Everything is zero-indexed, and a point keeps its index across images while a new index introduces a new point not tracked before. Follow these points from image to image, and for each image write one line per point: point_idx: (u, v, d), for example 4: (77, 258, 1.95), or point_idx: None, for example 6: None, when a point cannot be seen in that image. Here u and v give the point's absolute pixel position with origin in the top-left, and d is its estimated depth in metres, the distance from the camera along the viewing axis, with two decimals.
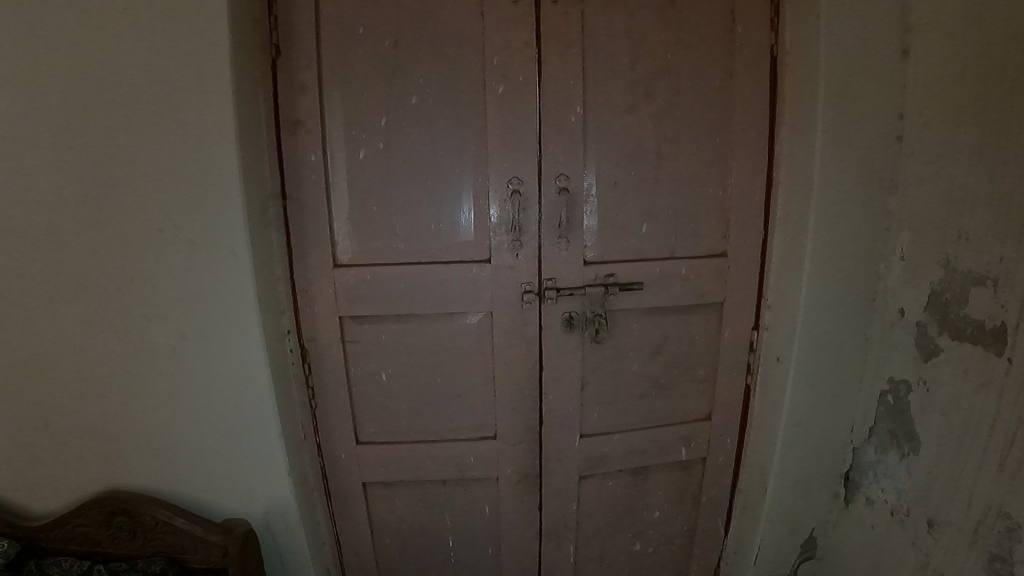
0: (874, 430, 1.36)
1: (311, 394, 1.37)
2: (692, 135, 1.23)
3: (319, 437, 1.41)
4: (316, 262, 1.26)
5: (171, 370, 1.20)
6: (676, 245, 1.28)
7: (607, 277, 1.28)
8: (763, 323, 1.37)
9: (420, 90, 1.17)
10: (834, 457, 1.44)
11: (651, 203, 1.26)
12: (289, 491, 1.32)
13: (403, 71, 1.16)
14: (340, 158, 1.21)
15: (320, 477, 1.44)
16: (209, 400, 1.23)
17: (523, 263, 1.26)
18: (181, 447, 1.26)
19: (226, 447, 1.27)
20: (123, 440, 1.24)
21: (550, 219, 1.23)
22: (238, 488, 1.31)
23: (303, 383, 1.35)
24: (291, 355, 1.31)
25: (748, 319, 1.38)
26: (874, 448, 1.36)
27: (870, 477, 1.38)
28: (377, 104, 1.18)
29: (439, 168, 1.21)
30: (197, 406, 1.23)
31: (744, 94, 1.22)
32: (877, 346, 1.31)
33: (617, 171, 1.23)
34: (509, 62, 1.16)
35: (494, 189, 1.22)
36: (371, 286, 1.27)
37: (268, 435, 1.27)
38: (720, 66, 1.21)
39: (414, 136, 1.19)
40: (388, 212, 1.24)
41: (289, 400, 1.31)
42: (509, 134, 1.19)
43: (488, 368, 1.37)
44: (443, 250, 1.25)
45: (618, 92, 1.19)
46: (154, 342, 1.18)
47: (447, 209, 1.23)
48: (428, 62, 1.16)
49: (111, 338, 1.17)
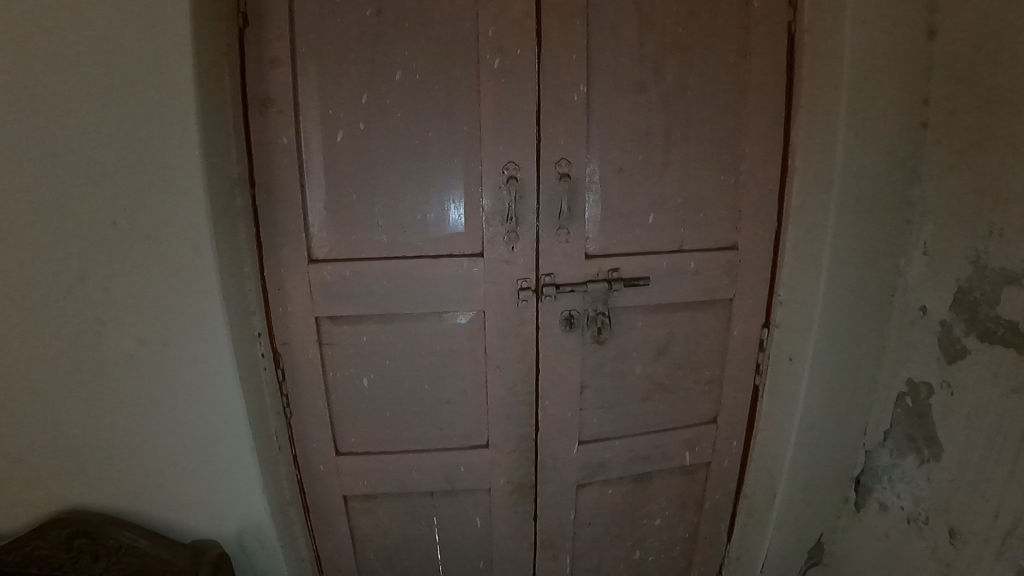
0: (890, 433, 1.28)
1: (285, 402, 1.26)
2: (704, 118, 1.13)
3: (295, 447, 1.30)
4: (289, 257, 1.14)
5: (130, 380, 1.08)
6: (684, 237, 1.18)
7: (610, 272, 1.16)
8: (774, 321, 1.28)
9: (405, 67, 1.05)
10: (846, 461, 1.36)
11: (657, 192, 1.15)
12: (264, 508, 1.21)
13: (386, 46, 1.04)
14: (314, 143, 1.09)
15: (298, 490, 1.33)
16: (173, 413, 1.11)
17: (519, 258, 1.14)
18: (144, 465, 1.14)
19: (193, 463, 1.15)
20: (77, 459, 1.11)
21: (549, 209, 1.12)
22: (208, 508, 1.19)
23: (277, 391, 1.24)
24: (263, 360, 1.20)
25: (758, 316, 1.29)
26: (889, 451, 1.29)
27: (884, 481, 1.31)
28: (356, 83, 1.05)
29: (426, 153, 1.09)
30: (160, 420, 1.11)
31: (759, 74, 1.12)
32: (894, 345, 1.24)
33: (621, 156, 1.12)
34: (504, 35, 1.04)
35: (485, 176, 1.09)
36: (351, 284, 1.15)
37: (239, 449, 1.16)
38: (733, 43, 1.11)
39: (397, 118, 1.07)
40: (368, 203, 1.11)
41: (261, 408, 1.19)
42: (503, 115, 1.07)
43: (480, 373, 1.25)
44: (430, 244, 1.13)
45: (625, 69, 1.08)
46: (111, 350, 1.06)
47: (434, 198, 1.11)
48: (413, 35, 1.04)
49: (61, 347, 1.04)
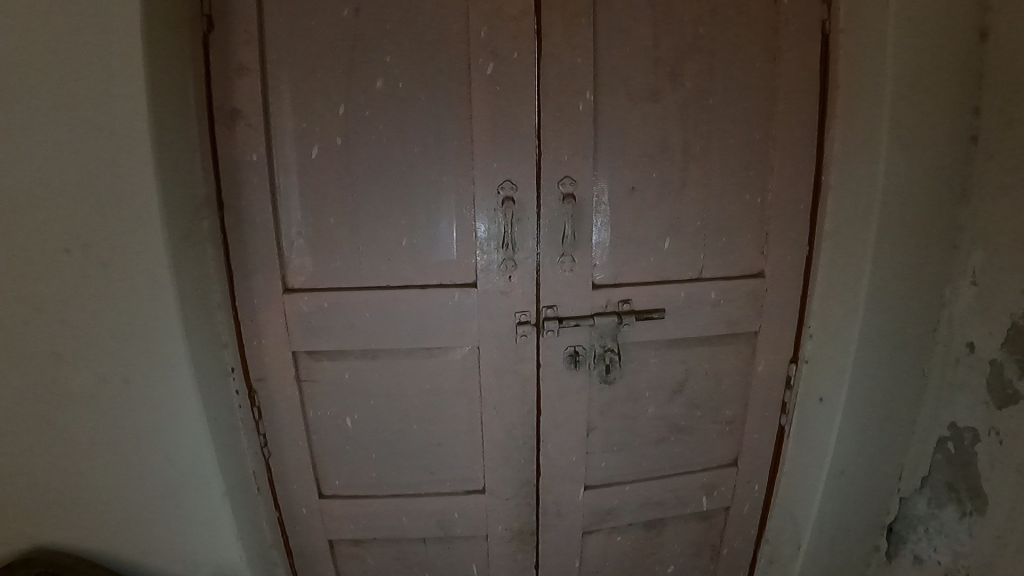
0: (929, 481, 1.14)
1: (263, 441, 1.14)
2: (729, 130, 0.99)
3: (275, 489, 1.18)
4: (261, 287, 1.02)
5: (88, 421, 0.96)
6: (705, 265, 1.04)
7: (620, 303, 1.01)
8: (802, 356, 1.17)
9: (386, 75, 0.92)
10: (878, 508, 1.21)
11: (674, 214, 1.00)
12: (241, 557, 1.08)
13: (364, 51, 0.91)
14: (288, 161, 0.97)
15: (279, 533, 1.20)
16: (137, 456, 0.99)
17: (518, 288, 0.99)
18: (107, 511, 1.02)
19: (161, 510, 1.03)
20: (33, 503, 0.99)
21: (551, 234, 0.97)
22: (179, 557, 1.06)
23: (254, 429, 1.12)
24: (237, 397, 1.08)
25: (785, 350, 1.17)
26: (927, 500, 1.15)
27: (920, 533, 1.16)
28: (333, 93, 0.93)
29: (411, 171, 0.95)
30: (123, 463, 0.99)
31: (790, 80, 0.98)
32: (936, 386, 1.10)
33: (634, 174, 0.97)
34: (498, 37, 0.90)
35: (478, 197, 0.95)
36: (328, 316, 1.02)
37: (211, 495, 1.03)
38: (761, 46, 0.97)
39: (376, 133, 0.94)
40: (346, 228, 0.99)
41: (234, 449, 1.08)
42: (498, 128, 0.92)
43: (475, 414, 1.12)
44: (417, 272, 0.99)
45: (638, 75, 0.94)
46: (66, 387, 0.93)
47: (420, 221, 0.97)
48: (396, 37, 0.91)
49: (11, 383, 0.92)
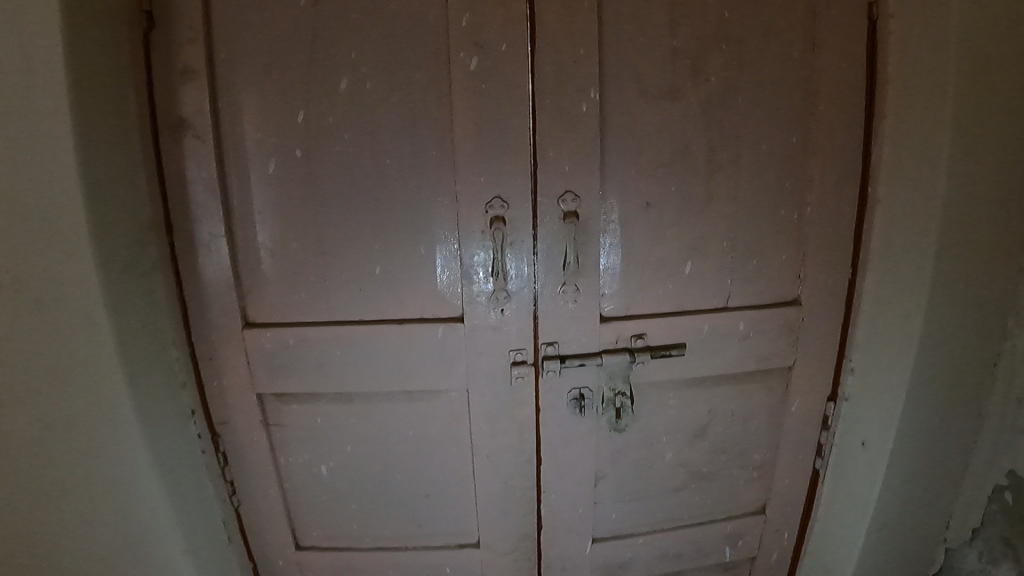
0: (981, 533, 0.98)
1: (230, 487, 0.97)
2: (761, 134, 0.78)
3: (246, 540, 1.02)
4: (223, 323, 0.87)
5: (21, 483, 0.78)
6: (733, 291, 0.87)
7: (633, 338, 0.84)
8: (843, 394, 1.02)
9: (352, 73, 0.76)
10: (919, 559, 1.04)
11: (698, 233, 0.81)
12: None
13: (326, 44, 0.76)
14: (242, 176, 0.81)
15: None
16: (83, 522, 0.82)
17: (512, 323, 0.80)
18: None
19: None
20: None
21: (548, 259, 0.78)
22: None
23: (220, 475, 0.95)
24: (201, 442, 0.91)
25: (820, 388, 1.03)
26: (978, 555, 0.98)
27: None
28: (289, 95, 0.77)
29: (384, 187, 0.79)
30: (66, 532, 0.81)
31: (847, 74, 0.78)
32: (992, 432, 0.95)
33: (647, 186, 0.77)
34: (487, 23, 0.71)
35: (466, 217, 0.77)
36: (294, 355, 0.87)
37: (175, 562, 0.87)
38: (802, 34, 0.77)
39: (338, 143, 0.78)
40: (304, 254, 0.82)
41: (200, 504, 0.91)
42: (485, 137, 0.74)
43: (468, 463, 0.98)
44: (394, 303, 0.82)
45: (652, 68, 0.74)
46: None
47: (396, 245, 0.80)
48: (364, 28, 0.75)
49: None
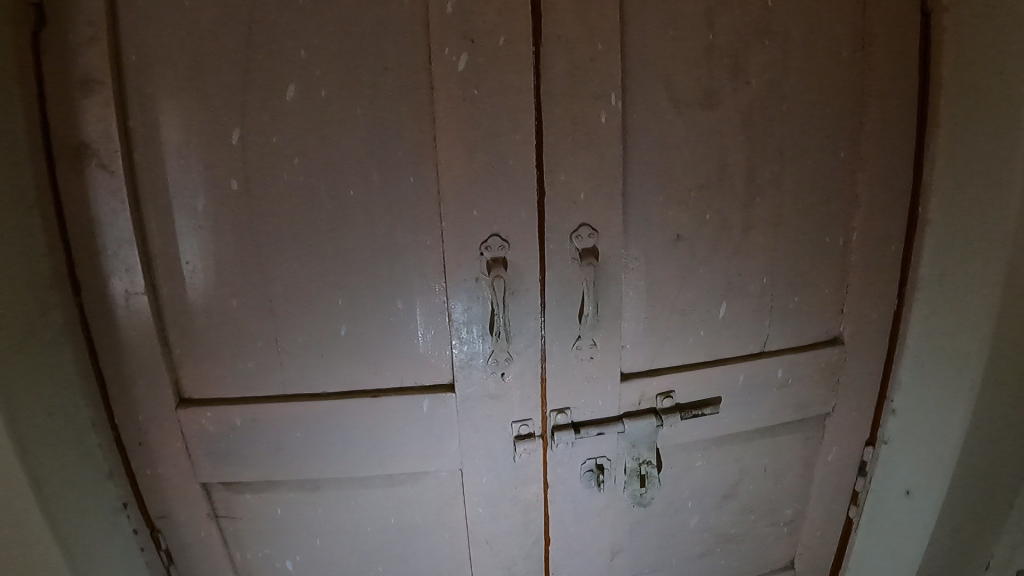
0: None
1: None
2: (805, 148, 0.64)
3: None
4: (145, 405, 0.67)
5: None
6: (772, 334, 0.72)
7: (660, 397, 0.69)
8: (883, 438, 0.89)
9: (302, 78, 0.56)
10: None
11: (734, 269, 0.66)
12: None
13: (268, 39, 0.55)
14: (166, 219, 0.60)
15: None
16: None
17: (515, 390, 0.64)
18: None
19: None
20: None
21: (560, 312, 0.61)
22: None
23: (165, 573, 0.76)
24: (137, 539, 0.72)
25: (860, 432, 0.90)
26: None
27: None
28: (218, 110, 0.57)
29: (345, 229, 0.59)
30: None
31: (907, 76, 0.65)
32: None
33: (679, 215, 0.61)
34: (479, 7, 0.52)
35: (454, 260, 0.58)
36: (240, 439, 0.68)
37: None
38: (852, 29, 0.63)
39: (280, 173, 0.58)
40: (242, 315, 0.64)
41: None
42: (478, 159, 0.55)
43: (462, 552, 0.79)
44: (368, 371, 0.65)
45: (682, 72, 0.57)
46: None
47: (367, 300, 0.62)
48: (317, 15, 0.54)
49: None
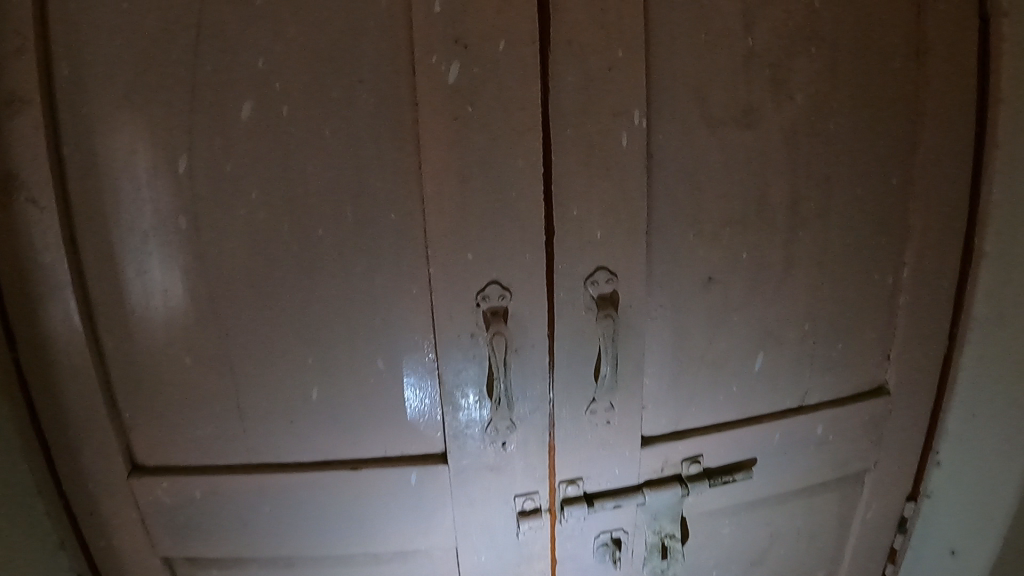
0: None
1: None
2: (854, 175, 0.55)
3: None
4: (86, 476, 0.57)
5: None
6: (812, 389, 0.62)
7: (687, 464, 0.59)
8: (925, 491, 0.77)
9: (257, 93, 0.45)
10: None
11: (772, 315, 0.56)
12: None
13: (217, 47, 0.45)
14: (105, 262, 0.50)
15: None
16: None
17: (518, 460, 0.54)
18: None
19: None
20: None
21: (571, 371, 0.51)
22: None
23: None
24: None
25: (902, 488, 0.78)
26: None
27: None
28: (157, 132, 0.46)
29: (312, 275, 0.49)
30: None
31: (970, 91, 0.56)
32: None
33: (712, 254, 0.52)
34: (473, 6, 0.42)
35: (444, 310, 0.48)
36: (200, 512, 0.58)
37: None
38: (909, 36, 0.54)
39: (235, 209, 0.48)
40: (195, 375, 0.53)
41: None
42: (473, 192, 0.45)
43: None
44: (346, 441, 0.55)
45: (716, 86, 0.48)
46: None
47: (342, 359, 0.52)
48: (276, 15, 0.44)
49: None
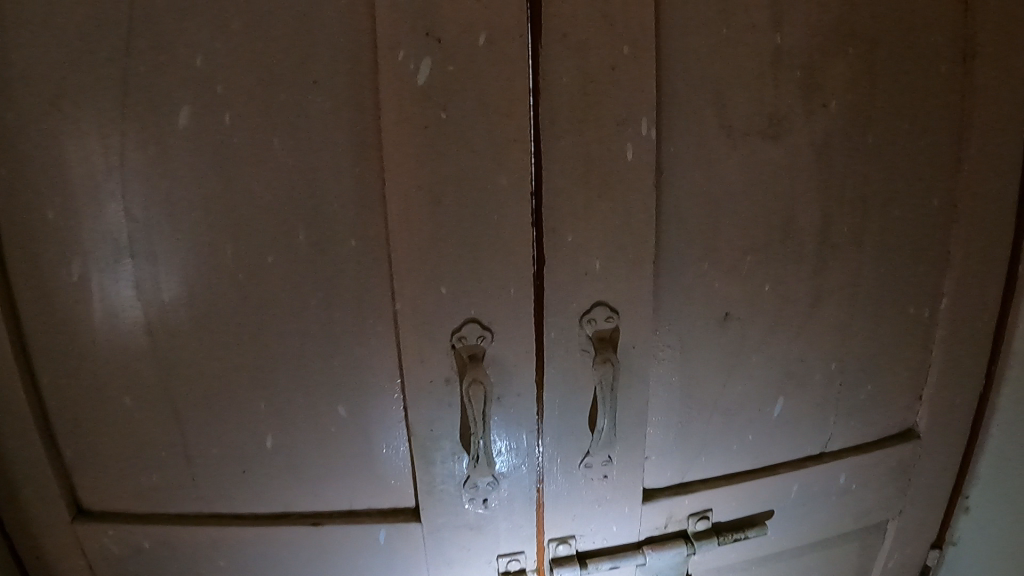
0: None
1: None
2: (892, 197, 0.48)
3: None
4: (16, 524, 0.49)
5: None
6: (837, 434, 0.55)
7: (696, 520, 0.52)
8: (951, 539, 0.66)
9: (195, 92, 0.38)
10: None
11: (796, 354, 0.50)
12: None
13: (145, 36, 0.37)
14: (38, 286, 0.42)
15: None
16: None
17: (502, 518, 0.48)
18: None
19: None
20: None
21: (563, 420, 0.45)
22: None
23: None
24: None
25: (923, 537, 0.66)
26: None
27: None
28: (81, 137, 0.38)
29: (263, 305, 0.42)
30: None
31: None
32: None
33: (728, 287, 0.45)
34: None
35: (414, 353, 0.41)
36: (145, 564, 0.51)
37: None
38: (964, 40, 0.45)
39: (168, 235, 0.41)
40: (132, 418, 0.46)
41: None
42: (450, 214, 0.38)
43: None
44: (307, 494, 0.48)
45: (737, 93, 0.42)
46: None
47: (301, 402, 0.45)
48: (213, 0, 0.36)
49: None
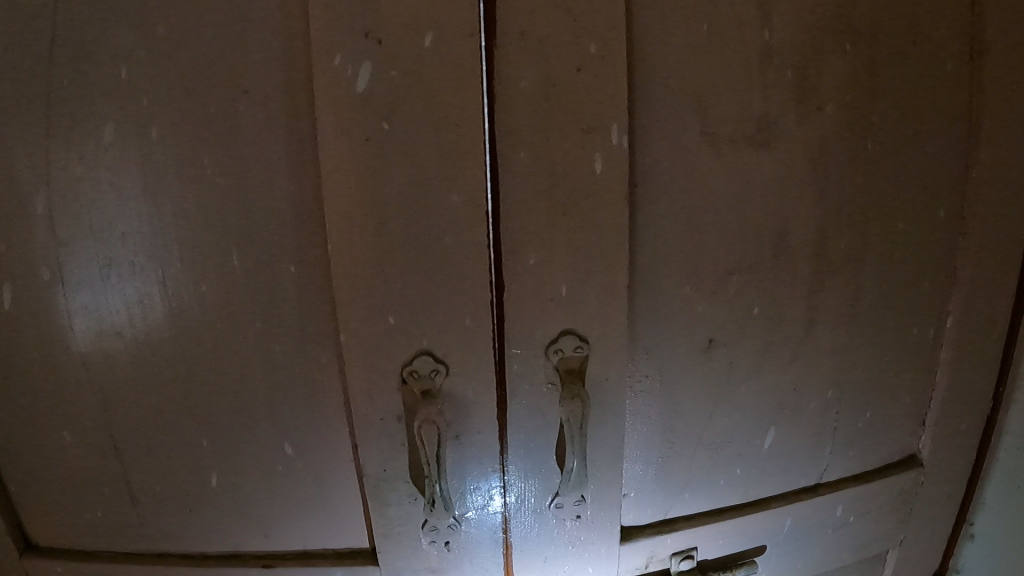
0: None
1: None
2: (891, 211, 0.44)
3: None
4: None
5: None
6: (833, 464, 0.51)
7: (678, 559, 0.49)
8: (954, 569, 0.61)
9: (115, 99, 0.34)
10: None
11: (788, 382, 0.46)
12: None
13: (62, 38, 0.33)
14: None
15: None
16: None
17: (466, 561, 0.44)
18: None
19: None
20: None
21: (529, 457, 0.41)
22: None
23: None
24: None
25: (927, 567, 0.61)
26: None
27: None
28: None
29: (201, 334, 0.38)
30: None
31: None
32: None
33: (712, 310, 0.42)
34: None
35: (363, 388, 0.37)
36: None
37: None
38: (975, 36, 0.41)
39: (92, 259, 0.37)
40: (66, 454, 0.42)
41: None
42: (400, 235, 0.35)
43: None
44: (256, 535, 0.45)
45: (719, 99, 0.38)
46: None
47: (246, 438, 0.41)
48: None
49: None
